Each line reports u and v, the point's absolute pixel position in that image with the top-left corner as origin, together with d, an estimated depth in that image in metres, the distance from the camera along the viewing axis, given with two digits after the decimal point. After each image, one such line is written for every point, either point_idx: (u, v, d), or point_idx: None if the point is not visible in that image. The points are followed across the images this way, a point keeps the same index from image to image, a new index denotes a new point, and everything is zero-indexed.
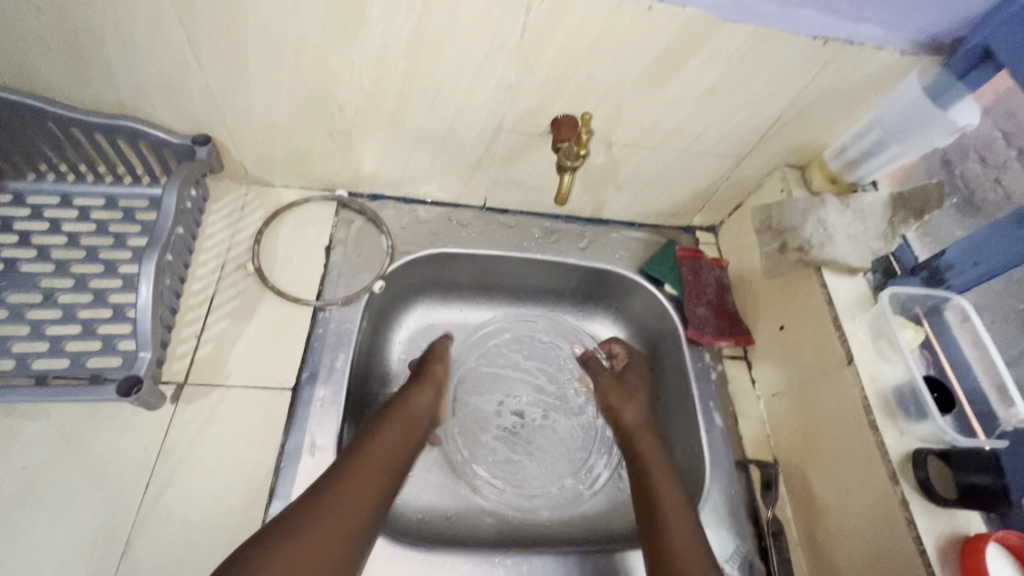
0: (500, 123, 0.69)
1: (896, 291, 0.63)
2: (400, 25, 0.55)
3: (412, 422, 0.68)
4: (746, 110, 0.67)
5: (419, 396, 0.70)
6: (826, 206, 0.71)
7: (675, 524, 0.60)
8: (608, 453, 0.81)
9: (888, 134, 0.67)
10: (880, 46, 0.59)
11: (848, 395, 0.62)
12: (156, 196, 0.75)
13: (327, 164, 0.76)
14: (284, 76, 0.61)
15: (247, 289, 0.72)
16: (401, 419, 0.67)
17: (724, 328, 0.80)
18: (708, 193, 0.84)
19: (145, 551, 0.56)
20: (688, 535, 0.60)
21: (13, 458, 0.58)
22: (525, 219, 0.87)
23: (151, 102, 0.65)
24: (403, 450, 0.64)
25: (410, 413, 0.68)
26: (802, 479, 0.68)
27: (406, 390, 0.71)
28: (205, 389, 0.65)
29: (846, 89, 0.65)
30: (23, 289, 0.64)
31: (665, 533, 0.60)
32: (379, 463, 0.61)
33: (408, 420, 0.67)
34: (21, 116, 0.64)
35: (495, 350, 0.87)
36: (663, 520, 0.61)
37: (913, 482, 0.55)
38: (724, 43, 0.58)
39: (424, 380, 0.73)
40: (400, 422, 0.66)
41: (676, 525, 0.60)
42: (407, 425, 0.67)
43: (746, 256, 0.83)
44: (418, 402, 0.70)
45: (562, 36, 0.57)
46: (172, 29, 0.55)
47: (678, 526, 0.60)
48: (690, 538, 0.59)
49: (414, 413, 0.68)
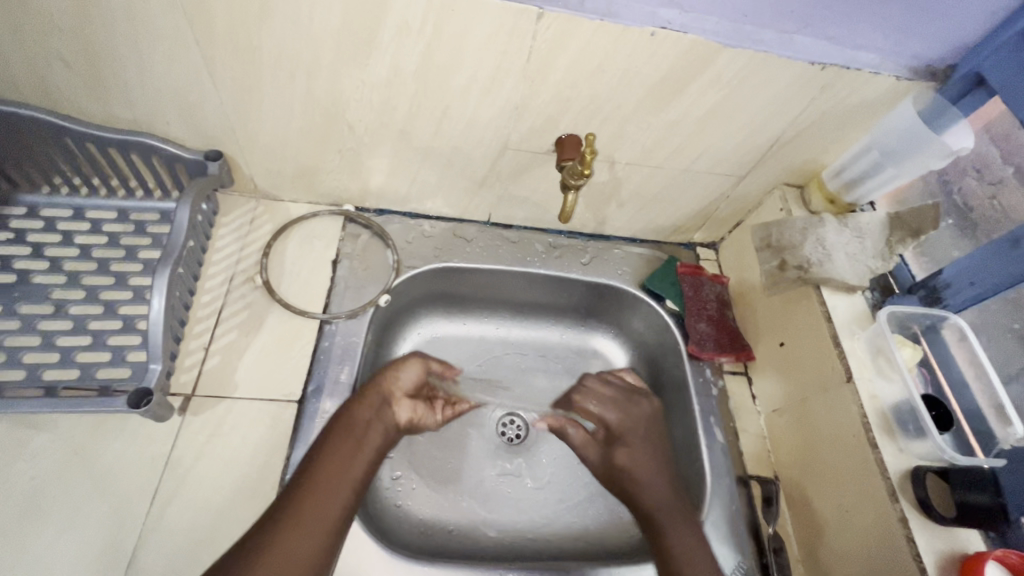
0: (506, 141, 0.70)
1: (893, 310, 0.64)
2: (411, 48, 0.57)
3: (359, 436, 0.63)
4: (746, 131, 0.69)
5: (362, 409, 0.65)
6: (824, 225, 0.73)
7: (675, 538, 0.61)
8: None
9: (884, 155, 0.68)
10: (877, 71, 0.61)
11: (847, 413, 0.62)
12: (167, 209, 0.76)
13: (336, 180, 0.78)
14: (297, 95, 0.63)
15: (255, 302, 0.73)
16: (346, 435, 0.62)
17: (724, 344, 0.81)
18: (709, 210, 0.85)
19: (150, 562, 0.56)
20: (691, 547, 0.60)
21: (22, 468, 0.58)
22: (529, 235, 0.88)
23: (166, 119, 0.66)
24: (354, 466, 0.60)
25: (354, 428, 0.63)
26: (802, 495, 0.68)
27: (347, 404, 0.65)
28: (212, 401, 0.65)
29: (844, 112, 0.66)
30: (36, 300, 0.66)
31: (667, 548, 0.61)
32: (329, 486, 0.57)
33: (354, 434, 0.62)
34: (39, 131, 0.66)
35: (500, 361, 0.88)
36: (662, 529, 0.63)
37: (913, 500, 0.56)
38: (725, 68, 0.60)
39: (367, 390, 0.67)
40: (345, 438, 0.61)
41: (673, 537, 0.61)
42: (354, 440, 0.62)
43: (746, 273, 0.84)
44: (362, 415, 0.64)
45: (567, 60, 0.59)
46: (190, 50, 0.57)
47: (679, 545, 0.61)
48: (692, 547, 0.60)
49: (358, 425, 0.63)
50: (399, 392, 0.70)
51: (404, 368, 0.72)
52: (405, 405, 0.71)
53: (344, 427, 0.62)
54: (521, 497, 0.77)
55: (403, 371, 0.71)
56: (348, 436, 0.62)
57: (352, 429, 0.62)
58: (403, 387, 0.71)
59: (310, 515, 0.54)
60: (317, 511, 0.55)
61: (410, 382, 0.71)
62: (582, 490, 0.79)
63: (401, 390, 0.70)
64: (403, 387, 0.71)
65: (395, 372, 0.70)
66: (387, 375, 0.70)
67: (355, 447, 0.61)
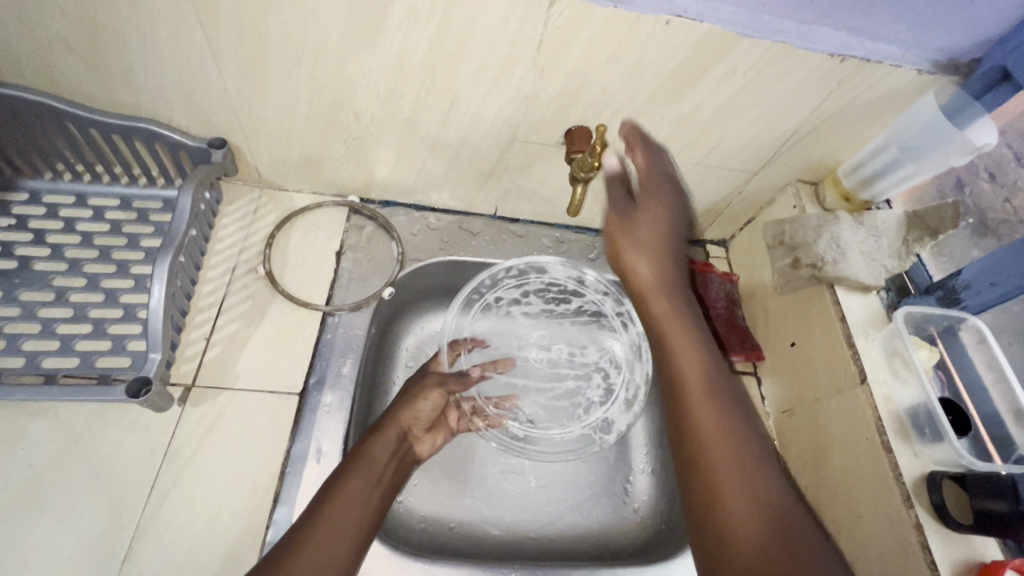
0: (514, 133, 0.69)
1: (910, 310, 0.63)
2: (419, 34, 0.56)
3: (376, 472, 0.61)
4: (761, 125, 0.67)
5: (380, 444, 0.64)
6: (840, 223, 0.71)
7: (700, 415, 0.55)
8: (616, 467, 0.80)
9: (904, 152, 0.66)
10: (898, 64, 0.59)
11: (861, 415, 0.61)
12: (170, 197, 0.75)
13: (341, 170, 0.76)
14: (302, 82, 0.62)
15: (258, 293, 0.72)
16: (364, 471, 0.60)
17: (733, 343, 0.79)
18: (720, 207, 0.84)
19: (148, 554, 0.55)
20: (727, 438, 0.53)
21: (19, 456, 0.58)
22: (536, 229, 0.87)
23: (169, 105, 0.65)
24: (368, 503, 0.58)
25: (372, 462, 0.61)
26: (812, 499, 0.66)
27: (363, 439, 0.64)
28: (212, 392, 0.64)
29: (862, 106, 0.64)
30: (36, 287, 0.65)
31: (694, 433, 0.54)
32: (342, 522, 0.55)
33: (372, 470, 0.61)
34: (40, 116, 0.65)
35: (518, 351, 0.83)
36: (677, 375, 0.58)
37: (927, 505, 0.55)
38: (741, 59, 0.58)
39: (385, 427, 0.66)
40: (364, 473, 0.60)
41: (681, 352, 0.59)
42: (371, 475, 0.61)
43: (757, 271, 0.83)
44: (380, 451, 0.63)
45: (579, 48, 0.57)
46: (193, 34, 0.56)
47: (709, 423, 0.54)
48: (736, 452, 0.52)
49: (376, 460, 0.62)
50: (419, 426, 0.70)
51: (424, 399, 0.71)
52: (424, 437, 0.71)
53: (363, 460, 0.61)
54: (526, 497, 0.76)
55: (422, 400, 0.71)
56: (366, 471, 0.60)
57: (370, 463, 0.61)
58: (422, 419, 0.71)
59: (321, 550, 0.52)
60: (329, 546, 0.53)
61: (428, 412, 0.71)
62: (587, 489, 0.78)
63: (420, 423, 0.70)
64: (422, 420, 0.71)
65: (412, 409, 0.69)
66: (406, 409, 0.69)
67: (370, 483, 0.60)
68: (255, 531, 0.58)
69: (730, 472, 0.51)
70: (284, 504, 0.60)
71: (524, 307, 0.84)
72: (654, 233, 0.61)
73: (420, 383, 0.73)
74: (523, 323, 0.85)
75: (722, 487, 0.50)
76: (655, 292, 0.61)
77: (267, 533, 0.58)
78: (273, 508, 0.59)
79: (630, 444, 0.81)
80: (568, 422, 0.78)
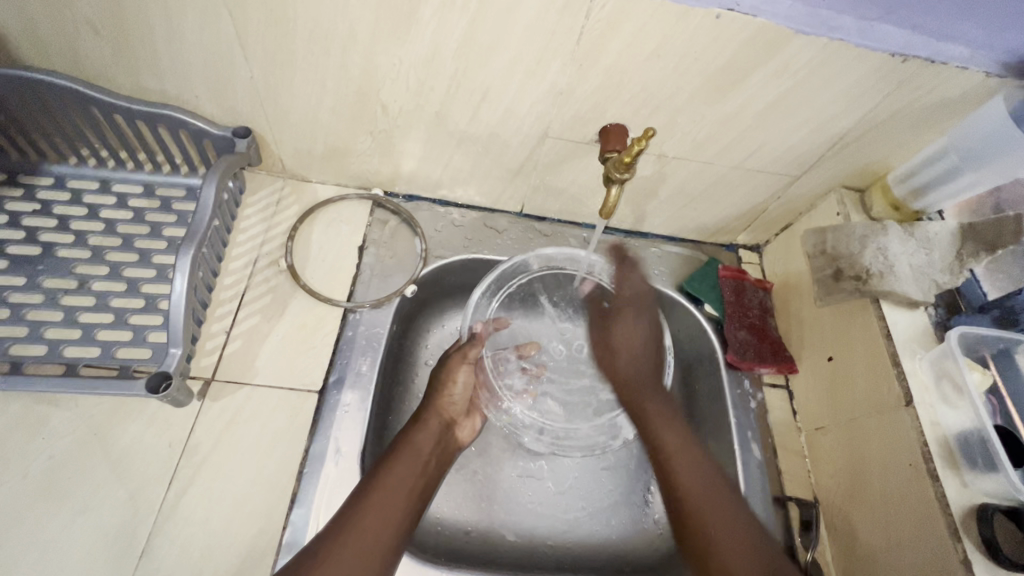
0: (547, 129, 0.66)
1: (964, 331, 0.59)
2: (453, 25, 0.53)
3: (417, 461, 0.62)
4: (809, 128, 0.64)
5: (422, 431, 0.65)
6: (887, 234, 0.67)
7: (685, 484, 0.66)
8: (641, 481, 0.77)
9: (964, 160, 0.62)
10: (964, 66, 0.54)
11: (904, 440, 0.58)
12: (193, 186, 0.74)
13: (365, 163, 0.75)
14: (329, 72, 0.60)
15: (279, 287, 0.71)
16: (408, 460, 0.61)
17: (766, 354, 0.76)
18: (757, 211, 0.80)
19: (165, 550, 0.55)
20: (702, 484, 0.66)
21: (40, 446, 0.57)
22: (561, 228, 0.85)
23: (195, 92, 0.64)
24: (412, 492, 0.59)
25: (414, 448, 0.62)
26: (846, 523, 0.64)
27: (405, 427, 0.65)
28: (232, 387, 0.63)
29: (920, 110, 0.60)
30: (59, 274, 0.64)
31: (695, 511, 0.64)
32: (387, 509, 0.56)
33: (415, 459, 0.62)
34: (66, 101, 0.63)
35: (543, 338, 0.80)
36: (669, 467, 0.68)
37: (977, 540, 0.52)
38: (794, 58, 0.54)
39: (427, 415, 0.66)
40: (408, 463, 0.61)
41: (677, 461, 0.68)
42: (415, 465, 0.61)
43: (793, 278, 0.79)
44: (423, 439, 0.64)
45: (620, 43, 0.54)
46: (221, 20, 0.54)
47: (689, 489, 0.66)
48: (701, 484, 0.66)
49: (420, 450, 0.63)
50: (456, 411, 0.70)
51: (455, 378, 0.70)
52: (464, 422, 0.71)
53: (407, 449, 0.62)
54: (543, 503, 0.74)
55: (454, 379, 0.70)
56: (412, 459, 0.62)
57: (412, 452, 0.62)
58: (458, 401, 0.70)
59: (367, 533, 0.54)
60: (376, 532, 0.55)
61: (462, 393, 0.70)
62: (607, 497, 0.75)
63: (458, 408, 0.70)
64: (457, 404, 0.70)
65: (444, 392, 0.69)
66: (442, 394, 0.69)
67: (414, 472, 0.61)
68: (271, 532, 0.57)
69: (715, 512, 0.64)
70: (301, 505, 0.59)
71: (556, 296, 0.81)
72: (636, 374, 0.74)
73: (446, 363, 0.71)
74: (550, 313, 0.81)
75: (715, 537, 0.62)
76: (650, 399, 0.72)
77: (284, 533, 0.57)
78: (291, 509, 0.58)
79: (653, 455, 0.78)
80: (580, 421, 0.75)
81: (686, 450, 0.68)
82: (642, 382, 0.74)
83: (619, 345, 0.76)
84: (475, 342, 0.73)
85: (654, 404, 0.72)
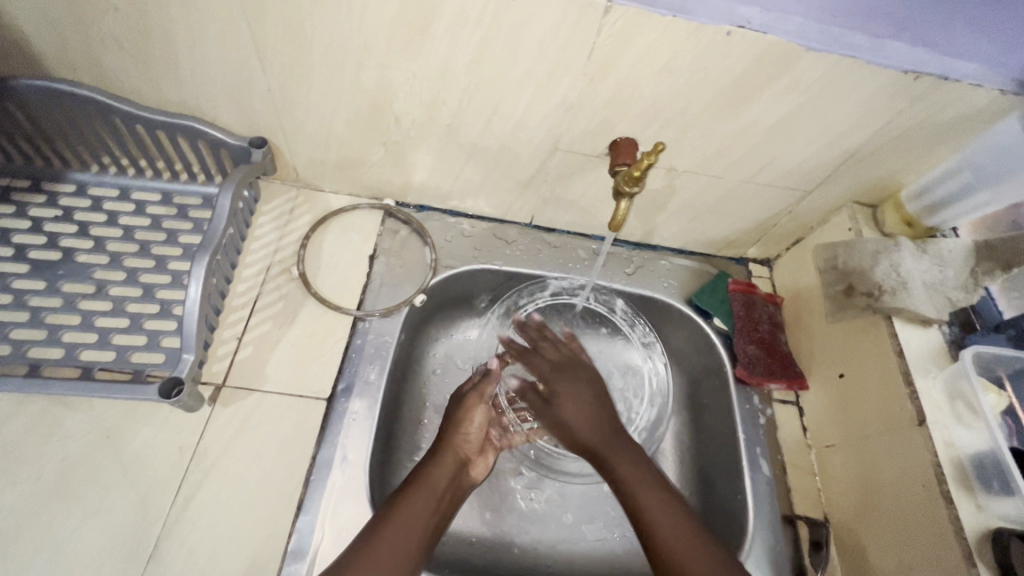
0: (557, 142, 0.67)
1: (979, 351, 0.58)
2: (466, 39, 0.54)
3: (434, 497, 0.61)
4: (820, 144, 0.63)
5: (439, 468, 0.64)
6: (900, 250, 0.66)
7: (660, 523, 0.56)
8: None
9: (978, 179, 0.62)
10: (979, 83, 0.53)
11: (916, 461, 0.57)
12: (211, 194, 0.76)
13: (377, 174, 0.76)
14: (344, 86, 0.61)
15: (290, 294, 0.72)
16: (422, 493, 0.61)
17: (776, 369, 0.76)
18: (767, 226, 0.80)
19: (172, 555, 0.55)
20: (683, 533, 0.56)
21: (56, 447, 0.58)
22: (571, 240, 0.85)
23: (214, 103, 0.66)
24: (426, 527, 0.59)
25: (432, 489, 0.61)
26: (856, 543, 0.63)
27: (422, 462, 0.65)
28: (242, 393, 0.64)
29: (932, 127, 0.60)
30: (79, 279, 0.66)
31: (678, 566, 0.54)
32: (401, 541, 0.56)
33: (430, 494, 0.61)
34: (90, 111, 0.65)
35: None
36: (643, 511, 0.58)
37: (992, 565, 0.51)
38: (804, 74, 0.54)
39: (443, 450, 0.66)
40: (424, 496, 0.60)
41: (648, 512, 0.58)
42: (427, 500, 0.60)
43: (804, 293, 0.79)
44: (439, 476, 0.63)
45: (630, 59, 0.54)
46: (241, 35, 0.56)
47: (642, 494, 0.58)
48: (669, 515, 0.57)
49: (436, 486, 0.62)
50: (470, 449, 0.69)
51: (473, 415, 0.70)
52: (478, 459, 0.70)
53: (422, 483, 0.61)
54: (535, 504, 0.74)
55: (471, 417, 0.70)
56: (425, 496, 0.61)
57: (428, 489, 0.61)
58: (473, 440, 0.69)
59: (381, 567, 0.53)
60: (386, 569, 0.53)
61: (477, 432, 0.70)
62: (613, 510, 0.75)
63: (472, 445, 0.69)
64: (472, 441, 0.69)
65: (463, 429, 0.68)
66: (458, 432, 0.68)
67: (428, 508, 0.60)
68: (278, 538, 0.57)
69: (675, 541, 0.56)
70: (307, 512, 0.59)
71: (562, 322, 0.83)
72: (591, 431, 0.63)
73: (465, 402, 0.71)
74: None
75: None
76: (619, 461, 0.61)
77: (290, 540, 0.57)
78: (297, 516, 0.59)
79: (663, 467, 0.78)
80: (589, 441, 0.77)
81: (643, 472, 0.60)
82: (612, 444, 0.62)
83: (574, 422, 0.64)
84: (492, 378, 0.73)
85: (624, 461, 0.61)
